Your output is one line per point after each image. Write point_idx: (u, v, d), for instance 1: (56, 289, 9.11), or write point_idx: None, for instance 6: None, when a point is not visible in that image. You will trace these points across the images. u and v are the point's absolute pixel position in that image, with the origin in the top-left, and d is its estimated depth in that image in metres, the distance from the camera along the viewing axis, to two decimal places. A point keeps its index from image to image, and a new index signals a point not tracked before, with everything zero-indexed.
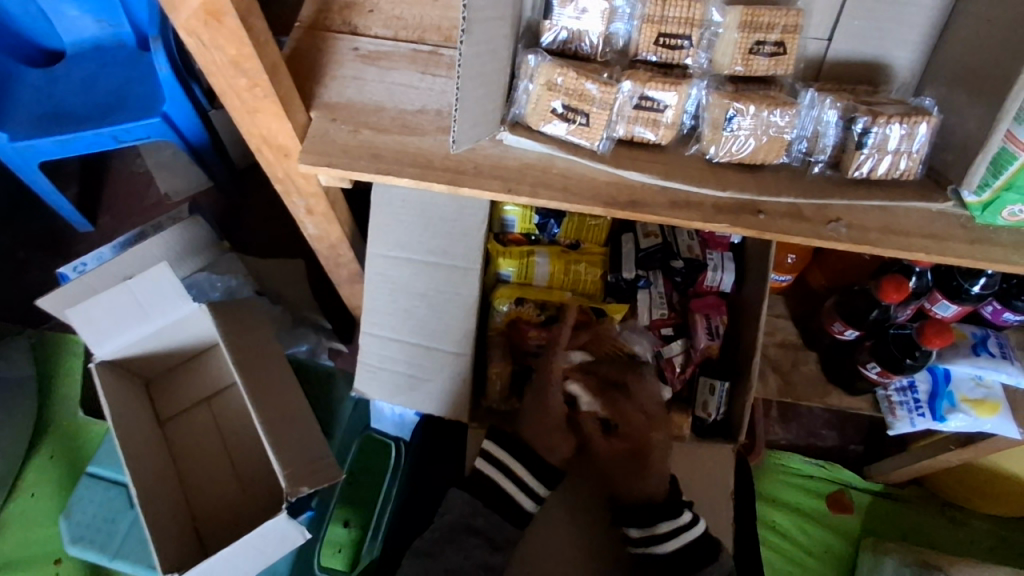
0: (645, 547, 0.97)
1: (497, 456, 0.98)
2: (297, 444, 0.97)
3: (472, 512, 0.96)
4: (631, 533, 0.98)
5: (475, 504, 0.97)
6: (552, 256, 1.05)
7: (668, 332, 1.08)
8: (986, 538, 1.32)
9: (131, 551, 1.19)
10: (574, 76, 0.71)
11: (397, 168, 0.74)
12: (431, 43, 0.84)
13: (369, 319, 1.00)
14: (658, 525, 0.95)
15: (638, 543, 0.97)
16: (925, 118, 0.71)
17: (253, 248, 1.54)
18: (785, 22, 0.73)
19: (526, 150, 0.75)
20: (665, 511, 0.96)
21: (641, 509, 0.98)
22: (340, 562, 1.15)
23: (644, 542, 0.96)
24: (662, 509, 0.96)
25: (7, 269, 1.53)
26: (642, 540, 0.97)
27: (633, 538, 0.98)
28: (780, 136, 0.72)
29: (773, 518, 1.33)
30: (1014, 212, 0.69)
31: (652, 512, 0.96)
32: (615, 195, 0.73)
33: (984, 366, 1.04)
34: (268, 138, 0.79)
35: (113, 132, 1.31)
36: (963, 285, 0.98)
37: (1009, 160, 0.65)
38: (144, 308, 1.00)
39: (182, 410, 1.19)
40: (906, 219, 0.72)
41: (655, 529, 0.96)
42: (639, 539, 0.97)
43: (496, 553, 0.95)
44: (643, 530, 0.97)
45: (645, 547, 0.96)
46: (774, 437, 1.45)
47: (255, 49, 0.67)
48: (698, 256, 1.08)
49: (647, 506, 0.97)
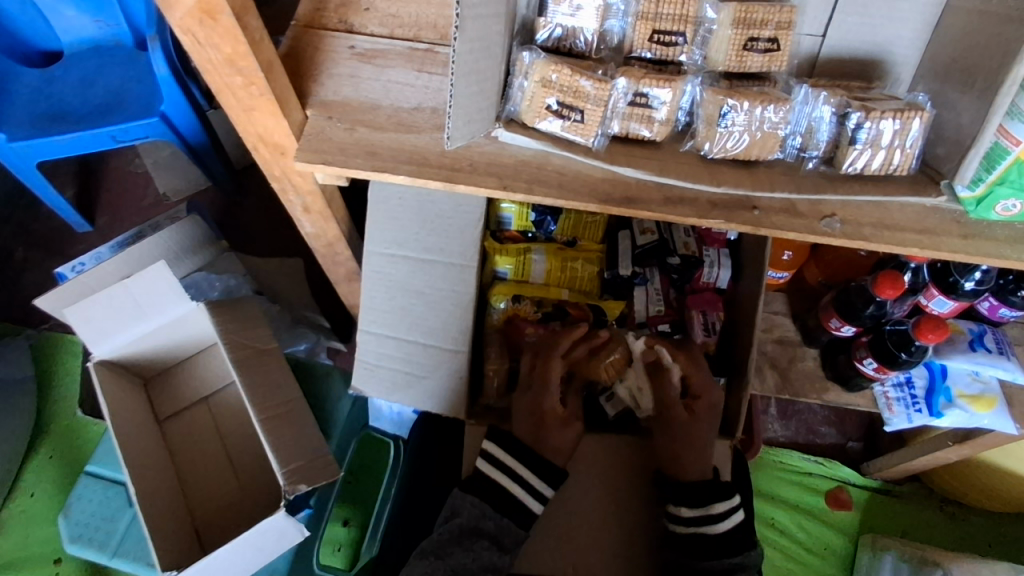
0: (697, 526, 0.90)
1: (501, 458, 0.95)
2: (295, 441, 0.97)
3: (480, 516, 0.91)
4: (681, 512, 0.91)
5: (484, 507, 0.92)
6: (549, 253, 1.06)
7: (665, 328, 1.07)
8: (983, 534, 1.33)
9: (131, 549, 1.19)
10: (569, 73, 0.71)
11: (393, 166, 0.74)
12: (427, 41, 0.84)
13: (367, 317, 1.01)
14: (715, 504, 0.91)
15: (688, 522, 0.90)
16: (919, 113, 0.71)
17: (252, 247, 1.55)
18: (779, 18, 0.73)
19: (521, 147, 0.75)
20: (722, 491, 0.92)
21: (692, 487, 0.92)
22: (339, 561, 1.16)
23: (698, 522, 0.90)
24: (716, 489, 0.92)
25: (6, 269, 1.53)
26: (693, 520, 0.90)
27: (682, 517, 0.91)
28: (774, 131, 0.72)
29: (772, 515, 1.34)
30: (1007, 207, 0.69)
31: (711, 491, 0.91)
32: (610, 191, 0.73)
33: (980, 362, 1.04)
34: (264, 136, 0.80)
35: (112, 132, 1.32)
36: (958, 280, 0.97)
37: (1001, 154, 0.66)
38: (142, 307, 1.00)
39: (180, 409, 1.20)
40: (899, 213, 0.72)
41: (711, 509, 0.91)
42: (690, 519, 0.91)
43: (505, 555, 0.90)
44: (699, 508, 0.90)
45: (697, 526, 0.90)
46: (772, 434, 1.45)
47: (250, 47, 0.68)
48: (694, 252, 1.08)
49: (702, 484, 0.92)
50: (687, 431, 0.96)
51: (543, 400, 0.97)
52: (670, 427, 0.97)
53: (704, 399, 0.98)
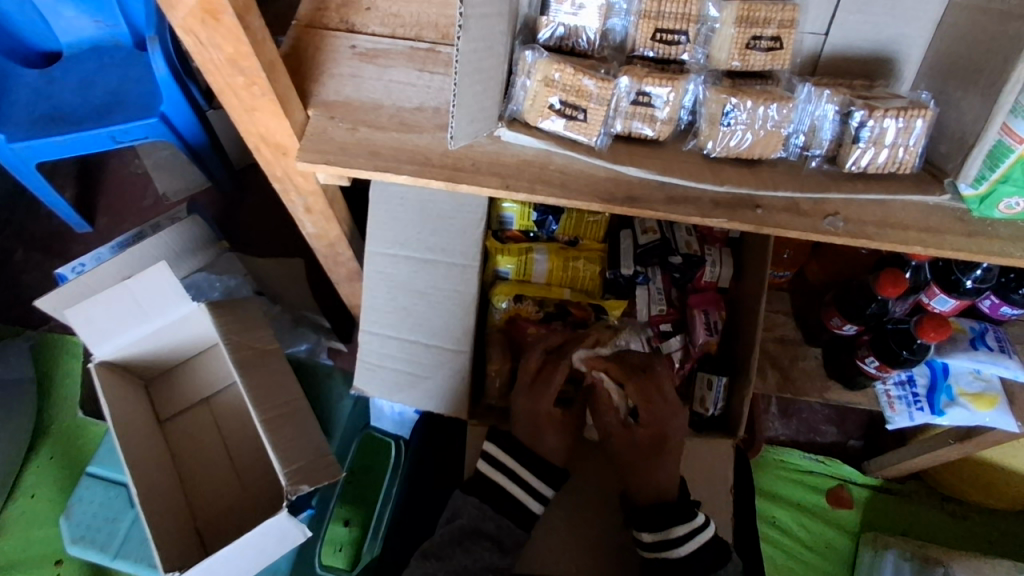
0: (659, 551, 0.88)
1: (500, 459, 0.94)
2: (297, 442, 0.97)
3: (481, 517, 0.91)
4: (642, 537, 0.89)
5: (485, 508, 0.92)
6: (551, 253, 1.06)
7: (666, 328, 1.08)
8: (985, 531, 1.33)
9: (132, 551, 1.19)
10: (571, 72, 0.71)
11: (396, 165, 0.74)
12: (429, 40, 0.84)
13: (369, 317, 1.00)
14: (672, 528, 0.87)
15: (652, 547, 0.88)
16: (922, 113, 0.71)
17: (253, 247, 1.55)
18: (781, 17, 0.73)
19: (524, 147, 0.75)
20: (679, 513, 0.88)
21: (650, 511, 0.90)
22: (340, 561, 1.17)
23: (659, 546, 0.88)
24: (674, 511, 0.89)
25: (6, 270, 1.53)
26: (654, 545, 0.88)
27: (645, 542, 0.89)
28: (777, 130, 0.72)
29: (774, 514, 1.34)
30: (1010, 205, 0.69)
31: (667, 515, 0.88)
32: (612, 190, 0.73)
33: (982, 360, 1.04)
34: (266, 136, 0.79)
35: (112, 132, 1.31)
36: (958, 279, 0.97)
37: (1005, 152, 0.66)
38: (143, 308, 1.00)
39: (181, 410, 1.20)
40: (902, 212, 0.72)
41: (669, 533, 0.87)
42: (651, 544, 0.89)
43: (505, 556, 0.90)
44: (657, 533, 0.88)
45: (659, 551, 0.88)
46: (774, 432, 1.45)
47: (253, 47, 0.67)
48: (696, 252, 1.08)
49: (661, 508, 0.89)
50: (641, 459, 0.93)
51: (539, 403, 0.96)
52: (625, 450, 0.95)
53: (654, 423, 0.95)
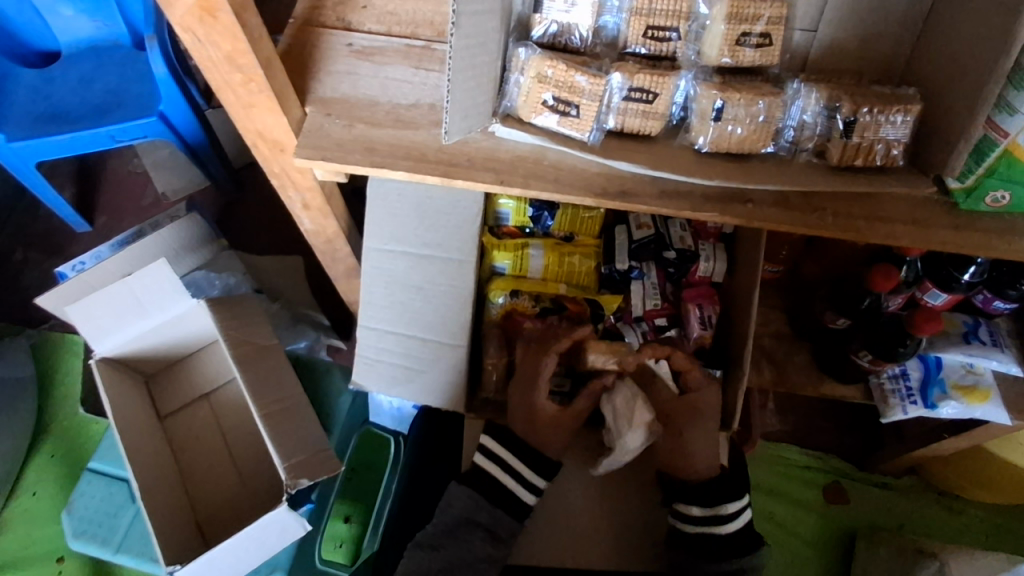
0: (706, 526, 0.93)
1: (494, 450, 0.96)
2: (295, 437, 0.98)
3: (475, 507, 0.93)
4: (692, 511, 0.94)
5: (478, 499, 0.94)
6: (546, 248, 1.07)
7: (661, 323, 1.09)
8: (980, 525, 1.34)
9: (134, 545, 1.20)
10: (564, 69, 0.72)
11: (391, 161, 0.75)
12: (424, 38, 0.85)
13: (366, 312, 1.01)
14: (725, 505, 0.93)
15: (699, 522, 0.94)
16: (907, 109, 0.72)
17: (252, 245, 1.56)
18: (770, 13, 0.75)
19: (518, 142, 0.76)
20: (732, 492, 0.95)
21: (700, 487, 0.95)
22: (341, 556, 1.17)
23: (705, 521, 0.93)
24: (730, 490, 0.95)
25: (8, 269, 1.54)
26: (703, 520, 0.94)
27: (693, 517, 0.94)
28: (766, 125, 0.73)
29: (770, 507, 1.35)
30: (996, 198, 0.72)
31: (722, 492, 0.94)
32: (605, 186, 0.74)
33: (974, 354, 1.07)
34: (264, 132, 0.80)
35: (111, 132, 1.33)
36: (954, 275, 0.98)
37: (990, 147, 0.69)
38: (142, 304, 1.01)
39: (181, 406, 1.21)
40: (890, 206, 0.73)
41: (721, 509, 0.93)
42: (699, 518, 0.94)
43: (499, 546, 0.92)
44: (708, 509, 0.93)
45: (706, 526, 0.93)
46: (769, 427, 1.46)
47: (249, 44, 0.68)
48: (689, 247, 1.08)
49: (712, 485, 0.95)
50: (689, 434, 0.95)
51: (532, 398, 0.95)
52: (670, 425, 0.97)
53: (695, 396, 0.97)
